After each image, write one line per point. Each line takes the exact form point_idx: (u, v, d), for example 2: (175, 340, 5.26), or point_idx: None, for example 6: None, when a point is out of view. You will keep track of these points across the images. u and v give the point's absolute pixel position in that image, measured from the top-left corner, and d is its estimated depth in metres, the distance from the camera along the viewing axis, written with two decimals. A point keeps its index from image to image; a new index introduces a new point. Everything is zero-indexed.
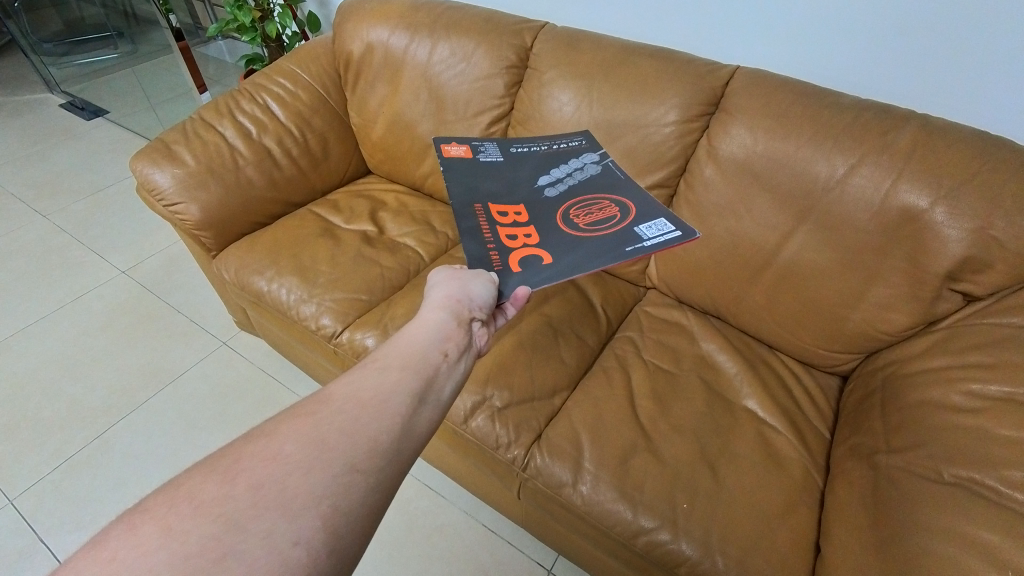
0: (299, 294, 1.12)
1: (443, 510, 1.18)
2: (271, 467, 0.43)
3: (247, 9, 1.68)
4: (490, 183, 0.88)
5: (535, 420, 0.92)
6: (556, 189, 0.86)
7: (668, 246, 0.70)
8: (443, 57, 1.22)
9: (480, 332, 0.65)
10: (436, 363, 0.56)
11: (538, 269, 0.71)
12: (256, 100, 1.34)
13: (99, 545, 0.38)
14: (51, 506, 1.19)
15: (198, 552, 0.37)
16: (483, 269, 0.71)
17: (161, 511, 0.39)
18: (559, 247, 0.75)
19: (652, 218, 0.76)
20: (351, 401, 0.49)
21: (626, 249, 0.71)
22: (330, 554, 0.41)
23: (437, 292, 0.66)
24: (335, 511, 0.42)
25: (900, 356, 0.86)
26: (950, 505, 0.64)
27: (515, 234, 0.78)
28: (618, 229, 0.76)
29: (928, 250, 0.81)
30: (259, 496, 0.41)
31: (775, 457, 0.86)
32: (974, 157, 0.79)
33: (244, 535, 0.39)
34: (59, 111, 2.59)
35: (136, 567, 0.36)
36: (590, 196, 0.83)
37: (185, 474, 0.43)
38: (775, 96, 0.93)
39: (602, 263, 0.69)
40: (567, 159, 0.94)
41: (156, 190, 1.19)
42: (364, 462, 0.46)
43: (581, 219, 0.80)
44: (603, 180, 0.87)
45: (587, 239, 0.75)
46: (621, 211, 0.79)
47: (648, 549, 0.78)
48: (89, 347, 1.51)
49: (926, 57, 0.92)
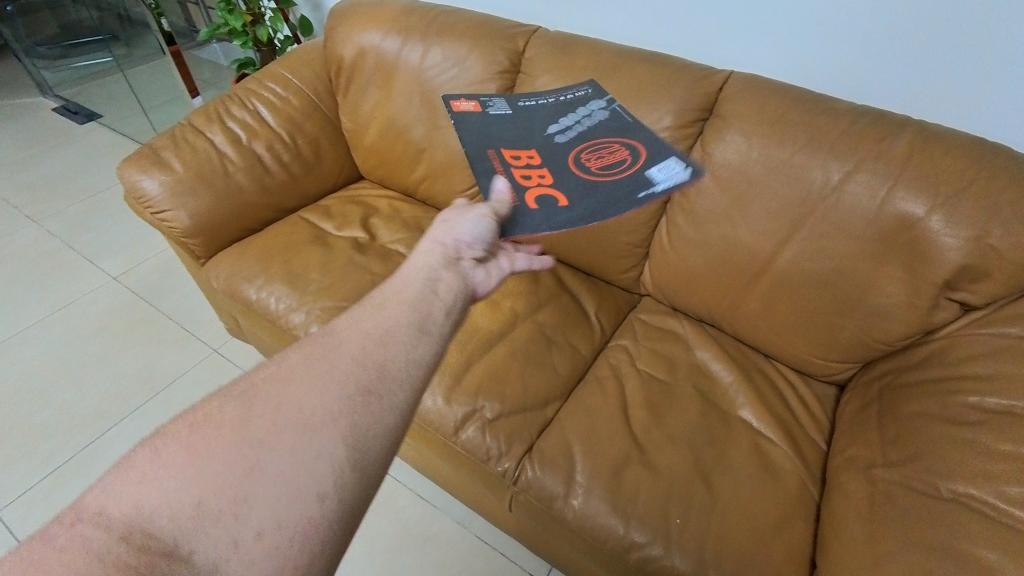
0: (288, 302, 1.10)
1: (435, 520, 1.16)
2: (281, 391, 0.45)
3: (239, 13, 1.66)
4: (501, 132, 0.84)
5: (527, 430, 0.90)
6: (567, 135, 0.83)
7: (683, 186, 0.71)
8: (436, 62, 1.21)
9: (480, 269, 0.65)
10: (437, 292, 0.57)
11: (555, 208, 0.70)
12: (247, 105, 1.33)
13: (128, 467, 0.40)
14: (38, 518, 1.17)
15: (225, 468, 0.40)
16: (501, 211, 0.70)
17: (183, 433, 0.42)
18: (574, 189, 0.73)
19: (664, 161, 0.76)
20: (353, 334, 0.50)
21: (641, 189, 0.70)
22: (352, 465, 0.42)
23: (434, 233, 0.66)
24: (352, 427, 0.44)
25: (897, 366, 0.85)
26: (948, 522, 0.62)
27: (531, 174, 0.76)
28: (631, 170, 0.75)
29: (924, 258, 0.79)
30: (276, 417, 0.43)
31: (770, 470, 0.84)
32: (971, 165, 0.77)
33: (267, 452, 0.41)
34: (53, 114, 2.57)
35: (170, 481, 0.39)
36: (601, 139, 0.81)
37: (203, 402, 0.45)
38: (770, 102, 0.92)
39: (625, 205, 0.68)
40: (576, 108, 0.91)
41: (143, 197, 1.17)
42: (376, 384, 0.47)
43: (595, 161, 0.78)
44: (612, 125, 0.86)
45: (602, 181, 0.73)
46: (632, 153, 0.78)
47: (641, 564, 0.77)
48: (79, 354, 1.50)
49: (920, 63, 0.91)
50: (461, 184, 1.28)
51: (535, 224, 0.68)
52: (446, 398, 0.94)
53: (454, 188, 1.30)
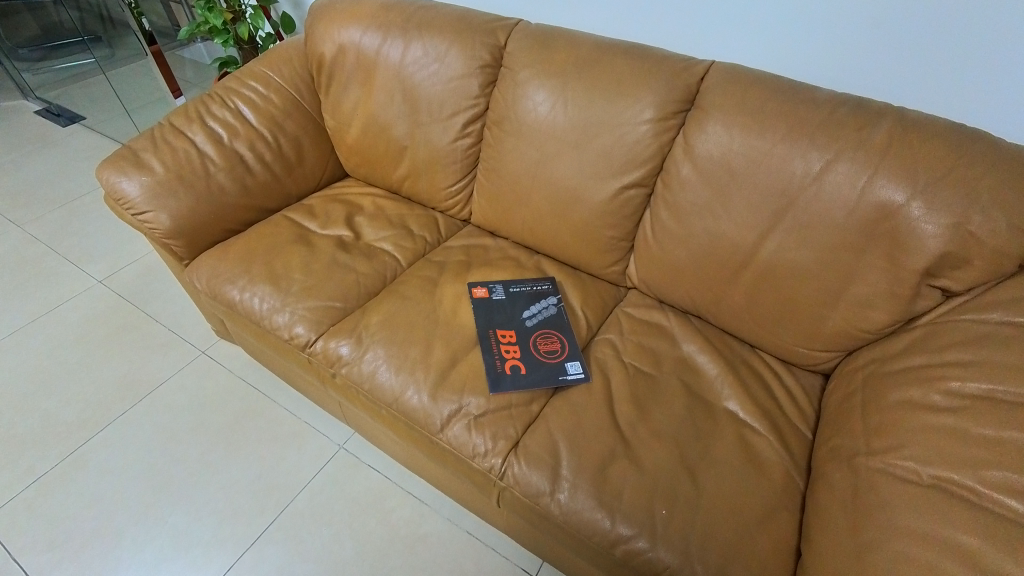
0: (272, 302, 1.09)
1: (426, 519, 1.16)
2: None
3: (218, 11, 1.64)
4: (481, 317, 1.05)
5: (513, 427, 0.90)
6: (524, 329, 1.03)
7: (580, 383, 0.95)
8: (416, 58, 1.20)
9: None
10: None
11: (519, 377, 0.94)
12: (227, 105, 1.31)
13: None
14: (25, 525, 1.15)
15: None
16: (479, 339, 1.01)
17: None
18: (515, 363, 0.97)
19: (582, 355, 1.00)
20: None
21: (552, 374, 0.95)
22: None
23: None
24: None
25: (880, 354, 0.85)
26: (931, 508, 0.62)
27: (501, 335, 1.01)
28: (551, 365, 0.97)
29: (905, 246, 0.79)
30: None
31: (755, 461, 0.84)
32: (950, 151, 0.77)
33: None
34: (35, 118, 2.54)
35: None
36: (545, 341, 1.01)
37: None
38: (751, 92, 0.91)
39: (542, 384, 0.93)
40: (540, 303, 1.08)
41: (123, 199, 1.16)
42: None
43: (533, 353, 0.99)
44: (558, 327, 1.03)
45: (530, 369, 0.96)
46: (556, 353, 0.99)
47: (627, 558, 0.77)
48: (63, 359, 1.48)
49: (900, 50, 0.91)
50: (446, 181, 1.27)
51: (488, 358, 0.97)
52: (432, 396, 0.93)
53: (439, 185, 1.29)
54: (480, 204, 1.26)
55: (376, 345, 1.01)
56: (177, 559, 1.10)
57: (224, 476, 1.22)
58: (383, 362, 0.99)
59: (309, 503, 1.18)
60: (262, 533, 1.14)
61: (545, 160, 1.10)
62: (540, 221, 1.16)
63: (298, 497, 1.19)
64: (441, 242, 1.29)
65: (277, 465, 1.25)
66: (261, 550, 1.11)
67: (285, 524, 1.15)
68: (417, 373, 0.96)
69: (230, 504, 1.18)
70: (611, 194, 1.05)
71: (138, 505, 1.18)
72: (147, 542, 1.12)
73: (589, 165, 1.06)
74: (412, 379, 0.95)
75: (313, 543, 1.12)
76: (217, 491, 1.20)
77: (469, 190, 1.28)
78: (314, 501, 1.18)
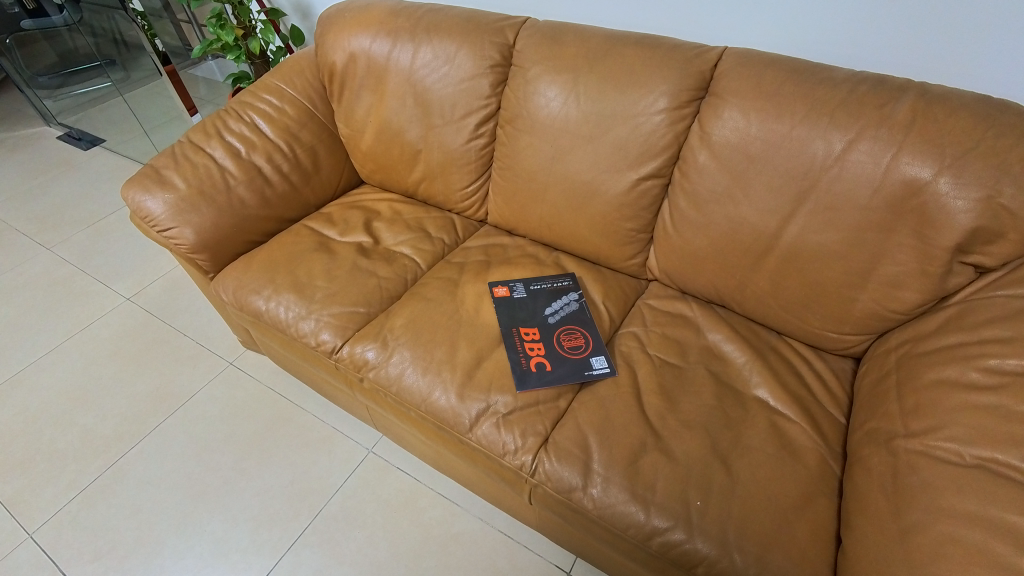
0: (297, 311, 1.11)
1: (458, 518, 1.17)
2: None
3: (230, 27, 1.67)
4: (506, 315, 1.05)
5: (542, 423, 0.90)
6: (546, 326, 1.03)
7: (606, 378, 0.95)
8: (426, 61, 1.20)
9: None
10: None
11: (545, 373, 0.94)
12: (244, 119, 1.33)
13: None
14: (70, 538, 1.18)
15: None
16: (504, 339, 1.01)
17: None
18: (539, 362, 0.96)
19: (606, 349, 1.00)
20: None
21: (575, 370, 0.95)
22: None
23: None
24: None
25: (913, 335, 0.83)
26: (973, 488, 0.61)
27: (525, 332, 1.01)
28: (575, 361, 0.96)
29: (933, 223, 0.78)
30: None
31: (789, 447, 0.83)
32: (978, 123, 0.75)
33: None
34: (58, 142, 2.62)
35: None
36: (568, 339, 1.00)
37: None
38: (766, 75, 0.90)
39: (568, 380, 0.93)
40: (561, 301, 1.08)
41: (148, 217, 1.18)
42: None
43: (558, 350, 0.99)
44: (578, 325, 1.03)
45: (554, 368, 0.95)
46: (579, 351, 0.98)
47: (664, 550, 0.76)
48: (98, 375, 1.52)
49: (918, 23, 0.89)
50: (461, 182, 1.28)
51: (513, 357, 0.97)
52: (459, 396, 0.94)
53: (455, 186, 1.30)
54: (496, 202, 1.26)
55: (401, 348, 1.02)
56: (216, 566, 1.12)
57: (257, 483, 1.25)
58: (409, 365, 1.00)
59: (342, 506, 1.20)
60: (297, 538, 1.15)
61: (560, 156, 1.10)
62: (557, 216, 1.16)
63: (331, 501, 1.21)
64: (459, 244, 1.30)
65: (310, 470, 1.26)
66: (298, 554, 1.13)
67: (320, 528, 1.16)
68: (444, 374, 0.97)
69: (265, 511, 1.20)
70: (629, 185, 1.05)
71: (176, 514, 1.21)
72: (187, 550, 1.15)
73: (605, 158, 1.05)
74: (439, 379, 0.96)
75: (348, 546, 1.14)
76: (252, 498, 1.22)
77: (485, 190, 1.29)
78: (347, 504, 1.20)
